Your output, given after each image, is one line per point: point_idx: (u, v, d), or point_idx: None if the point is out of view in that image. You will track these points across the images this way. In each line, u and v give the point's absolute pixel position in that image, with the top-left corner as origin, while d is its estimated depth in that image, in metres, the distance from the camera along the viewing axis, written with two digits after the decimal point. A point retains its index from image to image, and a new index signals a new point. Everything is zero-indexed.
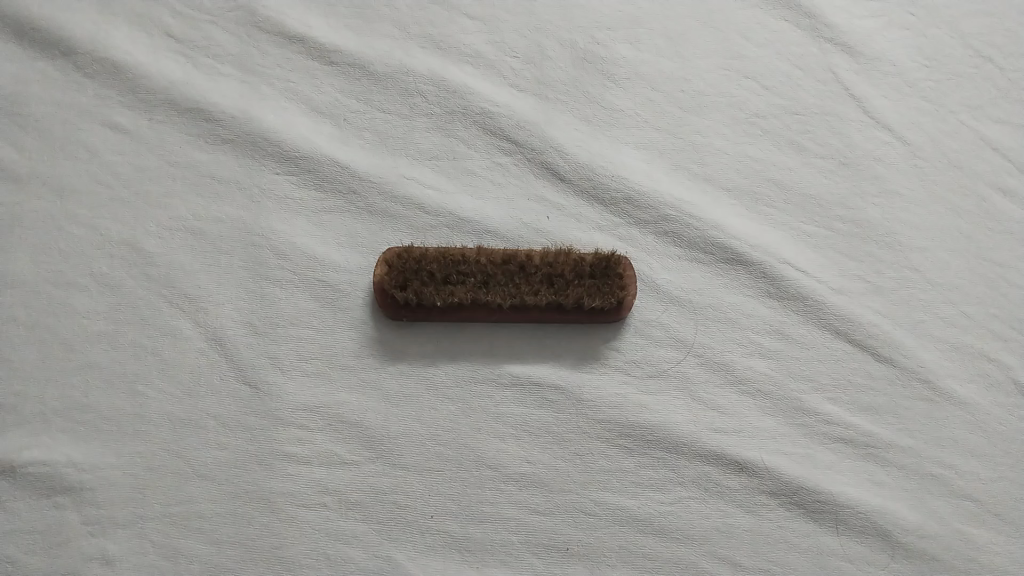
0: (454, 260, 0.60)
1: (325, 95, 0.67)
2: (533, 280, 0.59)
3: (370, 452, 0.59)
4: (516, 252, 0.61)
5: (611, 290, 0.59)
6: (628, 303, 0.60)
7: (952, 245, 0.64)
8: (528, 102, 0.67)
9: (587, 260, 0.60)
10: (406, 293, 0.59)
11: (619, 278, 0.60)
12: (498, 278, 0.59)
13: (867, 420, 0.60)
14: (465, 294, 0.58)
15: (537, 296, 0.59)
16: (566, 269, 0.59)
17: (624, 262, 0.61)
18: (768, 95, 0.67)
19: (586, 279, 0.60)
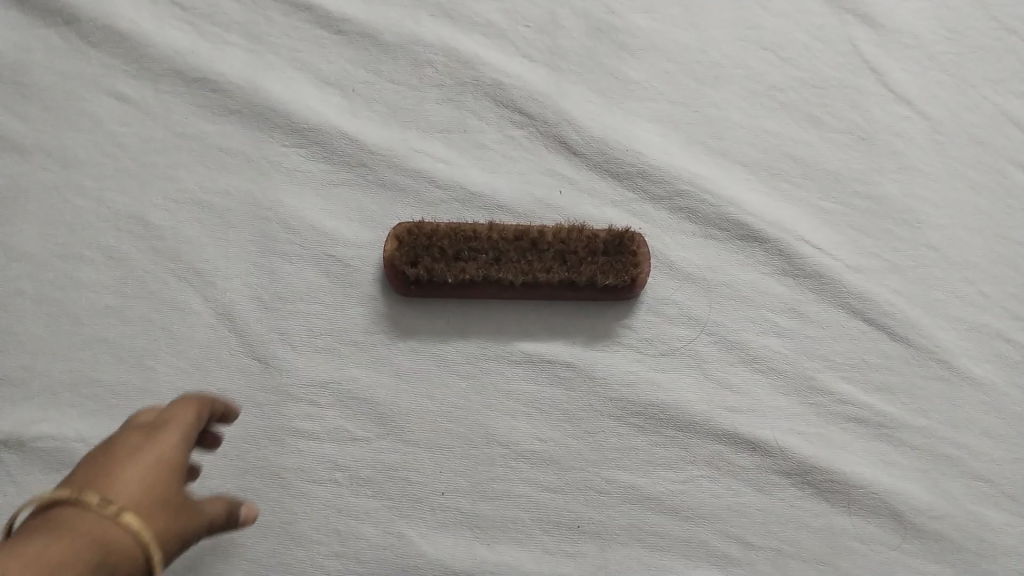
0: (466, 236, 0.59)
1: (333, 65, 0.66)
2: (545, 257, 0.58)
3: (381, 428, 0.59)
4: (528, 228, 0.60)
5: (624, 267, 0.59)
6: (642, 281, 0.59)
7: (970, 223, 0.63)
8: (541, 74, 0.66)
9: (600, 237, 0.59)
10: (417, 269, 0.58)
11: (633, 255, 0.59)
12: (510, 255, 0.58)
13: (881, 400, 0.60)
14: (476, 271, 0.58)
15: (549, 273, 0.58)
16: (579, 246, 0.58)
17: (638, 238, 0.60)
18: (787, 67, 0.65)
19: (600, 256, 0.59)
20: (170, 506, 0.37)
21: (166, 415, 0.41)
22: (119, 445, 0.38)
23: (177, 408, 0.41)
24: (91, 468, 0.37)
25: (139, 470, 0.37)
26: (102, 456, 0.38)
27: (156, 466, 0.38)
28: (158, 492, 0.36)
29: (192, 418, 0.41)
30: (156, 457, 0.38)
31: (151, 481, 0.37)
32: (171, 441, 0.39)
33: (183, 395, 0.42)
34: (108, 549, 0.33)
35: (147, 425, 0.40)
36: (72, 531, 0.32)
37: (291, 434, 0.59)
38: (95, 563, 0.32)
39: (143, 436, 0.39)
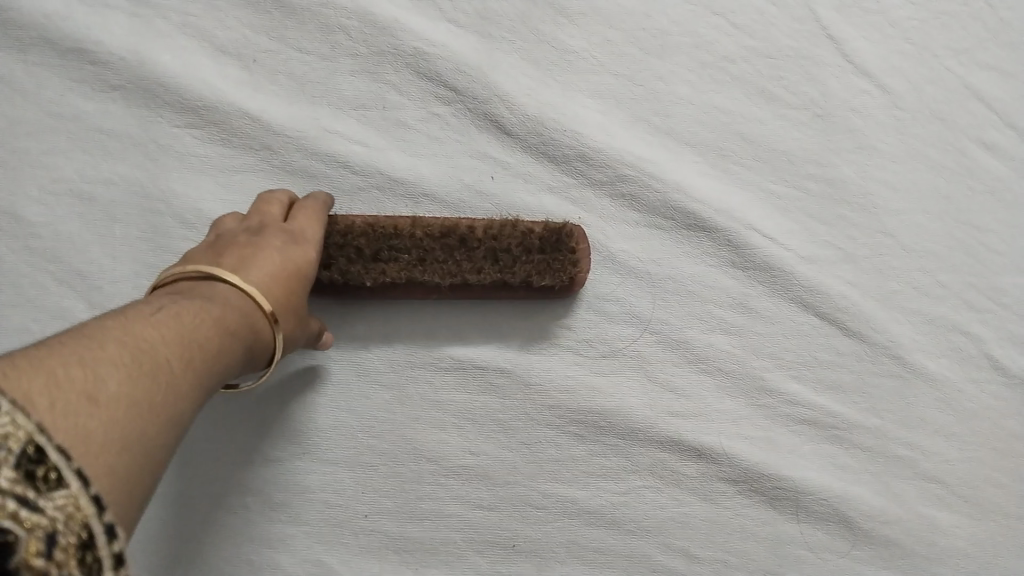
0: (386, 233, 0.52)
1: (231, 31, 0.57)
2: (475, 256, 0.52)
3: (296, 447, 0.54)
4: (456, 223, 0.53)
5: (562, 267, 0.53)
6: (581, 280, 0.54)
7: (928, 208, 0.59)
8: (468, 41, 0.58)
9: (536, 233, 0.54)
10: (331, 272, 0.51)
11: (571, 252, 0.54)
12: (436, 255, 0.52)
13: (832, 400, 0.57)
14: (397, 275, 0.51)
15: (480, 275, 0.52)
16: (512, 244, 0.53)
17: (577, 233, 0.54)
18: (739, 35, 0.59)
19: (536, 255, 0.53)
20: (295, 304, 0.46)
21: (301, 228, 0.49)
22: (264, 239, 0.47)
23: (309, 224, 0.50)
24: (244, 249, 0.46)
25: (283, 267, 0.46)
26: (251, 244, 0.47)
27: (293, 270, 0.47)
28: (287, 291, 0.46)
29: (320, 234, 0.50)
30: (292, 261, 0.47)
31: (289, 286, 0.46)
32: (304, 249, 0.48)
33: (311, 211, 0.51)
34: (255, 320, 0.42)
35: (286, 230, 0.49)
36: (234, 297, 0.42)
37: (190, 457, 0.52)
38: (248, 328, 0.41)
39: (284, 238, 0.48)
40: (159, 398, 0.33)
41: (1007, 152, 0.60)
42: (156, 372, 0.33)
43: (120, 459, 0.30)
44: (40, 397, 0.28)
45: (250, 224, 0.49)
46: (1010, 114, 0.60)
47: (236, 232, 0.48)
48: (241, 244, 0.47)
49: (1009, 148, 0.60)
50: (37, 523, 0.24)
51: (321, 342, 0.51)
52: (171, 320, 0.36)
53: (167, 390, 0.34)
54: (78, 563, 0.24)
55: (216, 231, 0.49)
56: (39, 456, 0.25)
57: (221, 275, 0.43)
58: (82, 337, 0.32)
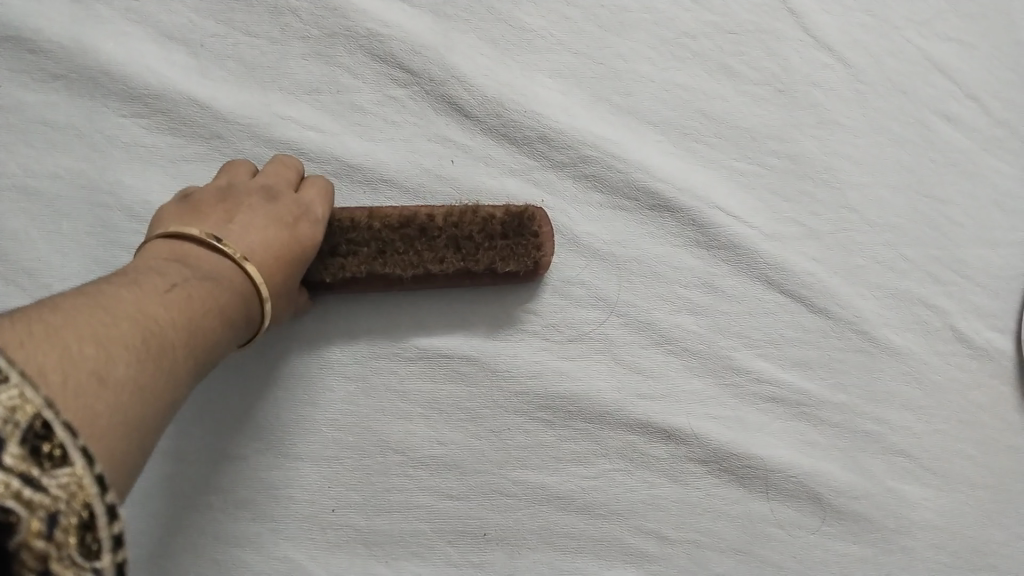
0: (342, 226, 0.51)
1: (175, 14, 0.55)
2: (436, 246, 0.51)
3: (258, 443, 0.52)
4: (416, 210, 0.52)
5: (526, 252, 0.52)
6: (545, 264, 0.53)
7: (891, 181, 0.59)
8: (423, 22, 0.57)
9: (498, 218, 0.52)
10: None
11: (535, 236, 0.52)
12: (396, 246, 0.51)
13: (799, 377, 0.57)
14: (356, 269, 0.50)
15: (443, 265, 0.51)
16: (475, 231, 0.51)
17: (540, 215, 0.53)
18: (699, 10, 0.59)
19: (499, 241, 0.52)
20: (289, 287, 0.47)
21: (312, 202, 0.50)
22: (276, 211, 0.48)
23: (320, 200, 0.50)
24: (251, 222, 0.46)
25: (287, 248, 0.47)
26: (262, 214, 0.47)
27: (300, 247, 0.47)
28: (288, 273, 0.47)
29: (329, 213, 0.50)
30: (299, 239, 0.47)
31: (288, 268, 0.47)
32: (314, 227, 0.48)
33: (323, 188, 0.51)
34: (250, 305, 0.44)
35: (297, 204, 0.49)
36: (237, 279, 0.43)
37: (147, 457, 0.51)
38: (242, 312, 0.43)
39: (295, 212, 0.48)
40: (162, 383, 0.34)
41: (968, 123, 0.60)
42: (161, 355, 0.34)
43: (124, 440, 0.31)
44: (52, 372, 0.28)
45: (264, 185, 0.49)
46: (971, 85, 0.60)
47: (249, 193, 0.48)
48: (250, 214, 0.47)
49: (969, 119, 0.60)
50: (40, 503, 0.24)
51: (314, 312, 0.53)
52: (180, 301, 0.37)
53: (168, 375, 0.34)
54: (78, 543, 0.25)
55: (227, 181, 0.50)
56: (46, 432, 0.25)
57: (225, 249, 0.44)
58: (97, 310, 0.33)
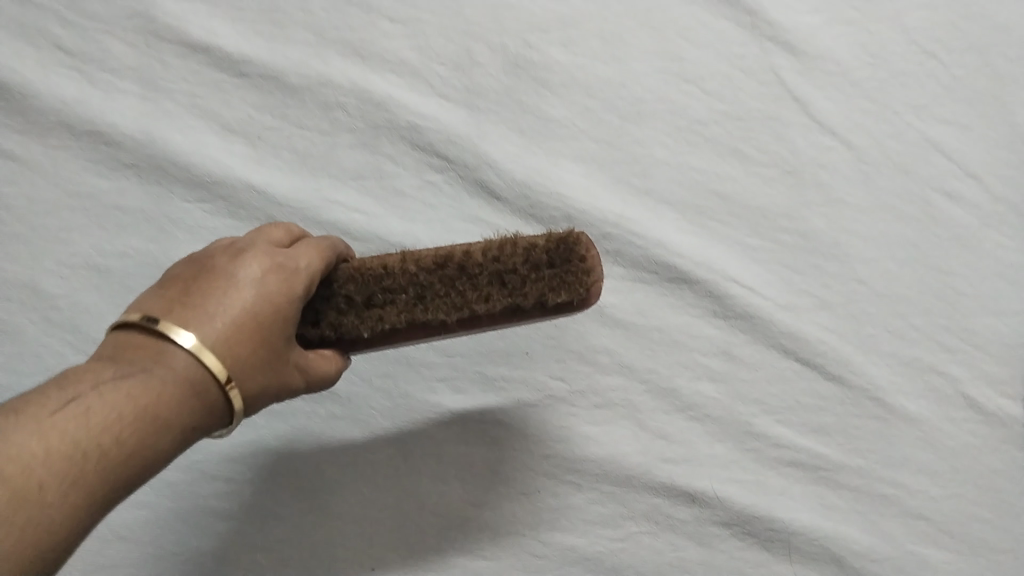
0: (374, 273, 0.45)
1: (235, 110, 0.61)
2: (478, 283, 0.45)
3: (303, 503, 0.56)
4: (451, 249, 0.46)
5: (577, 279, 0.45)
6: (598, 290, 0.46)
7: (898, 255, 0.63)
8: (458, 114, 0.62)
9: (541, 245, 0.46)
10: (322, 328, 0.45)
11: (585, 263, 0.46)
12: (434, 289, 0.45)
13: (817, 443, 0.59)
14: (396, 319, 0.45)
15: (488, 302, 0.45)
16: (519, 263, 0.45)
17: (587, 238, 0.46)
18: (710, 100, 0.64)
19: (546, 270, 0.45)
20: (269, 361, 0.40)
21: (288, 257, 0.42)
22: (240, 271, 0.40)
23: (300, 253, 0.43)
24: (219, 288, 0.40)
25: (259, 317, 0.40)
26: (232, 276, 0.40)
27: (270, 309, 0.40)
28: (256, 341, 0.39)
29: (311, 267, 0.42)
30: (266, 300, 0.40)
31: (263, 341, 0.40)
32: (286, 284, 0.41)
33: (310, 241, 0.44)
34: (202, 389, 0.38)
35: (275, 262, 0.41)
36: (179, 362, 0.37)
37: (203, 515, 0.55)
38: (190, 400, 0.37)
39: (263, 269, 0.41)
40: (23, 531, 0.31)
41: (968, 200, 0.64)
42: (18, 501, 0.31)
43: None
44: None
45: (233, 244, 0.42)
46: (968, 165, 0.64)
47: (216, 255, 0.42)
48: (219, 277, 0.40)
49: (969, 196, 0.64)
50: None
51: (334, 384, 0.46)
52: (72, 421, 0.34)
53: (35, 517, 0.32)
54: None
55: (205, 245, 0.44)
56: None
57: (176, 331, 0.37)
58: None
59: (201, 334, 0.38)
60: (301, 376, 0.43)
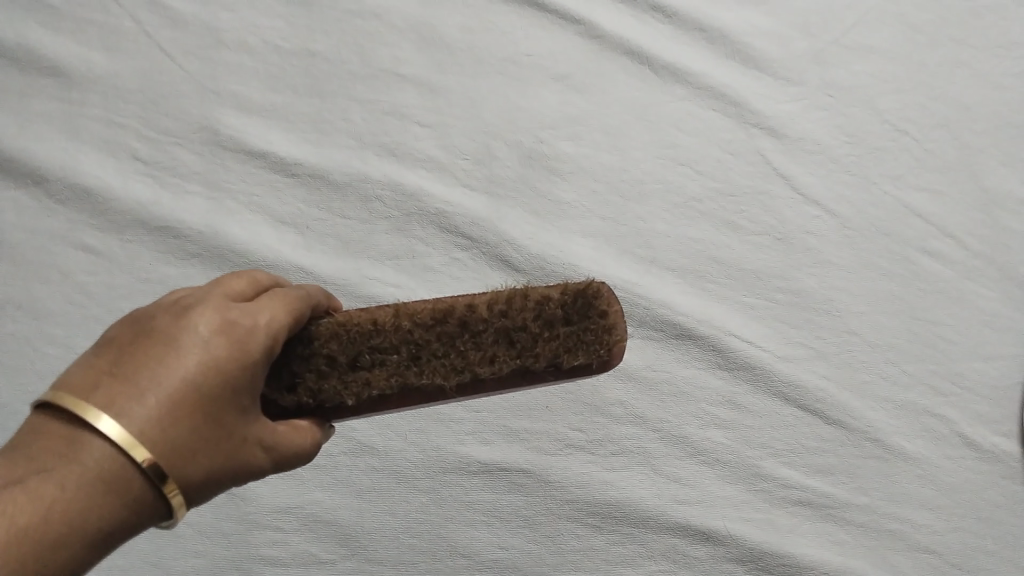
0: (367, 334, 0.49)
1: (287, 204, 0.71)
2: (484, 343, 0.50)
3: (346, 549, 0.61)
4: (452, 305, 0.50)
5: (597, 337, 0.51)
6: (620, 350, 0.52)
7: (887, 309, 0.68)
8: (481, 201, 0.71)
9: (554, 300, 0.51)
10: (298, 394, 0.48)
11: (602, 317, 0.51)
12: (433, 348, 0.49)
13: (823, 482, 0.64)
14: (387, 381, 0.49)
15: (495, 362, 0.50)
16: (530, 322, 0.50)
17: (606, 292, 0.52)
18: (703, 179, 0.71)
19: (560, 327, 0.51)
20: (213, 437, 0.41)
21: (240, 316, 0.42)
22: (187, 335, 0.41)
23: (255, 313, 0.43)
24: (159, 359, 0.40)
25: (199, 390, 0.40)
26: (173, 343, 0.41)
27: (216, 379, 0.40)
28: (197, 422, 0.40)
29: (268, 325, 0.43)
30: (212, 368, 0.40)
31: (203, 417, 0.40)
32: (234, 352, 0.41)
33: (269, 298, 0.45)
34: (123, 489, 0.38)
35: (220, 324, 0.42)
36: (101, 457, 0.37)
37: (255, 562, 0.60)
38: (111, 500, 0.38)
39: (212, 333, 0.41)
40: None
41: (949, 258, 0.70)
42: None
43: None
44: None
45: (185, 302, 0.42)
46: (946, 226, 0.70)
47: (160, 315, 0.42)
48: (159, 344, 0.41)
49: (949, 254, 0.70)
50: None
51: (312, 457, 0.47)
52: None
53: None
54: None
55: (160, 300, 0.44)
56: None
57: (102, 417, 0.38)
58: None
59: (131, 417, 0.38)
60: (261, 450, 0.43)
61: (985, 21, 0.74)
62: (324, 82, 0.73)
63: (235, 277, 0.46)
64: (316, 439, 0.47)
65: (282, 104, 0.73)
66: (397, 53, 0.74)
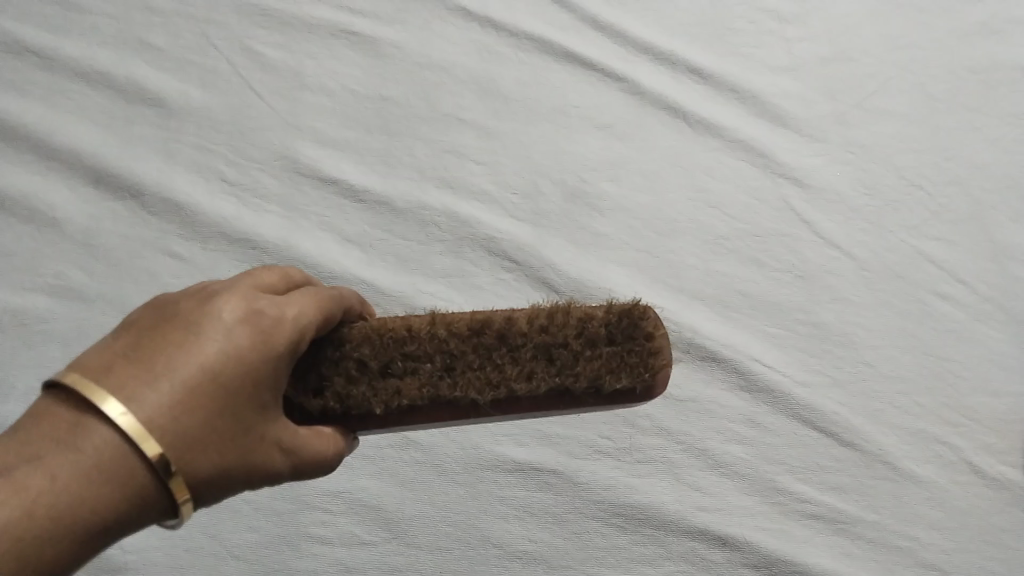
0: (402, 342, 0.53)
1: (354, 225, 0.79)
2: (522, 358, 0.53)
3: (387, 532, 0.67)
4: (490, 318, 0.54)
5: (642, 359, 0.54)
6: (662, 375, 0.55)
7: (901, 344, 0.74)
8: (527, 230, 0.78)
9: (597, 319, 0.55)
10: (326, 398, 0.51)
11: (647, 340, 0.55)
12: (469, 360, 0.53)
13: (836, 499, 0.71)
14: (418, 390, 0.52)
15: (531, 378, 0.53)
16: (571, 339, 0.54)
17: (654, 317, 0.55)
18: (731, 220, 0.78)
19: (602, 347, 0.54)
20: (226, 431, 0.43)
21: (266, 309, 0.45)
22: (211, 325, 0.44)
23: (283, 306, 0.46)
24: (180, 348, 0.43)
25: (217, 380, 0.42)
26: (195, 333, 0.43)
27: (236, 369, 0.43)
28: (212, 412, 0.42)
29: (294, 320, 0.46)
30: (233, 358, 0.43)
31: (220, 408, 0.43)
32: (258, 343, 0.44)
33: (300, 296, 0.48)
34: (124, 482, 0.40)
35: (244, 316, 0.44)
36: (106, 443, 0.39)
37: (305, 538, 0.66)
38: (115, 487, 0.39)
39: (238, 322, 0.44)
40: None
41: (961, 301, 0.75)
42: None
43: None
44: None
45: (212, 291, 0.46)
46: (959, 272, 0.76)
47: (186, 304, 0.45)
48: (183, 333, 0.43)
49: (960, 297, 0.75)
50: None
51: (333, 466, 0.50)
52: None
53: None
54: None
55: (188, 289, 0.47)
56: None
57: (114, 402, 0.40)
58: None
59: (145, 404, 0.40)
60: (278, 452, 0.46)
61: (997, 92, 0.81)
62: (392, 121, 0.82)
63: (266, 273, 0.49)
64: (339, 447, 0.50)
65: (355, 140, 0.81)
66: (459, 101, 0.82)
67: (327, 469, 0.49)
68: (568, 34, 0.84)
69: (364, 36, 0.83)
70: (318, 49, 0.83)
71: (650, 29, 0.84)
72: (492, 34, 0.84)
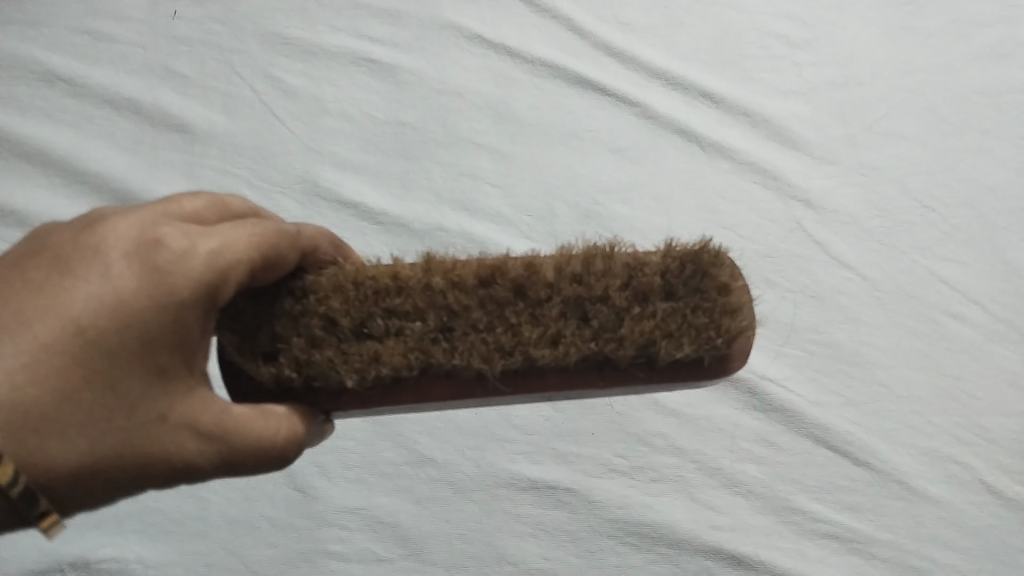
0: (383, 296, 0.47)
1: (372, 247, 0.80)
2: (547, 316, 0.48)
3: (404, 550, 0.68)
4: (503, 264, 0.48)
5: (712, 317, 0.48)
6: (737, 341, 0.49)
7: (914, 364, 0.75)
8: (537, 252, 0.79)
9: (652, 266, 0.49)
10: (280, 366, 0.46)
11: (717, 295, 0.49)
12: (472, 318, 0.47)
13: (851, 518, 0.71)
14: (408, 357, 0.47)
15: (558, 344, 0.47)
16: (614, 292, 0.48)
17: (734, 269, 0.49)
18: (744, 242, 0.78)
19: (656, 302, 0.48)
20: (101, 401, 0.37)
21: (169, 247, 0.40)
22: (88, 270, 0.38)
23: (194, 239, 0.40)
24: (44, 297, 0.37)
25: (82, 337, 0.37)
26: (68, 277, 0.38)
27: (112, 322, 0.38)
28: (80, 381, 0.37)
29: (207, 259, 0.40)
30: (109, 310, 0.38)
31: (90, 370, 0.37)
32: (147, 290, 0.38)
33: (228, 230, 0.42)
34: None
35: (134, 257, 0.39)
36: None
37: (324, 554, 0.68)
38: None
39: (124, 263, 0.39)
40: None
41: (974, 321, 0.76)
42: None
43: None
44: None
45: (104, 222, 0.40)
46: (971, 292, 0.77)
47: (66, 241, 0.40)
48: (53, 278, 0.38)
49: (973, 317, 0.76)
50: None
51: (288, 457, 0.43)
52: None
53: None
54: None
55: (81, 216, 0.42)
56: None
57: None
58: None
59: None
60: (188, 430, 0.39)
61: (1007, 115, 0.82)
62: (411, 146, 0.83)
63: (192, 200, 0.44)
64: (292, 428, 0.43)
65: (374, 163, 0.83)
66: (476, 126, 0.84)
67: (277, 460, 0.43)
68: (581, 60, 0.85)
69: (383, 64, 0.85)
70: (338, 75, 0.85)
71: (663, 55, 0.85)
72: (508, 60, 0.86)
